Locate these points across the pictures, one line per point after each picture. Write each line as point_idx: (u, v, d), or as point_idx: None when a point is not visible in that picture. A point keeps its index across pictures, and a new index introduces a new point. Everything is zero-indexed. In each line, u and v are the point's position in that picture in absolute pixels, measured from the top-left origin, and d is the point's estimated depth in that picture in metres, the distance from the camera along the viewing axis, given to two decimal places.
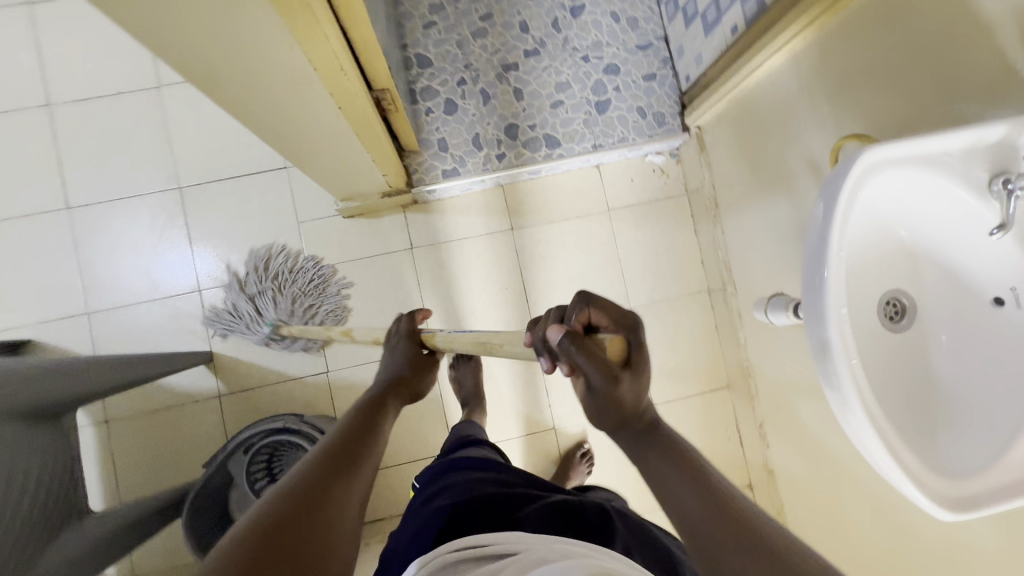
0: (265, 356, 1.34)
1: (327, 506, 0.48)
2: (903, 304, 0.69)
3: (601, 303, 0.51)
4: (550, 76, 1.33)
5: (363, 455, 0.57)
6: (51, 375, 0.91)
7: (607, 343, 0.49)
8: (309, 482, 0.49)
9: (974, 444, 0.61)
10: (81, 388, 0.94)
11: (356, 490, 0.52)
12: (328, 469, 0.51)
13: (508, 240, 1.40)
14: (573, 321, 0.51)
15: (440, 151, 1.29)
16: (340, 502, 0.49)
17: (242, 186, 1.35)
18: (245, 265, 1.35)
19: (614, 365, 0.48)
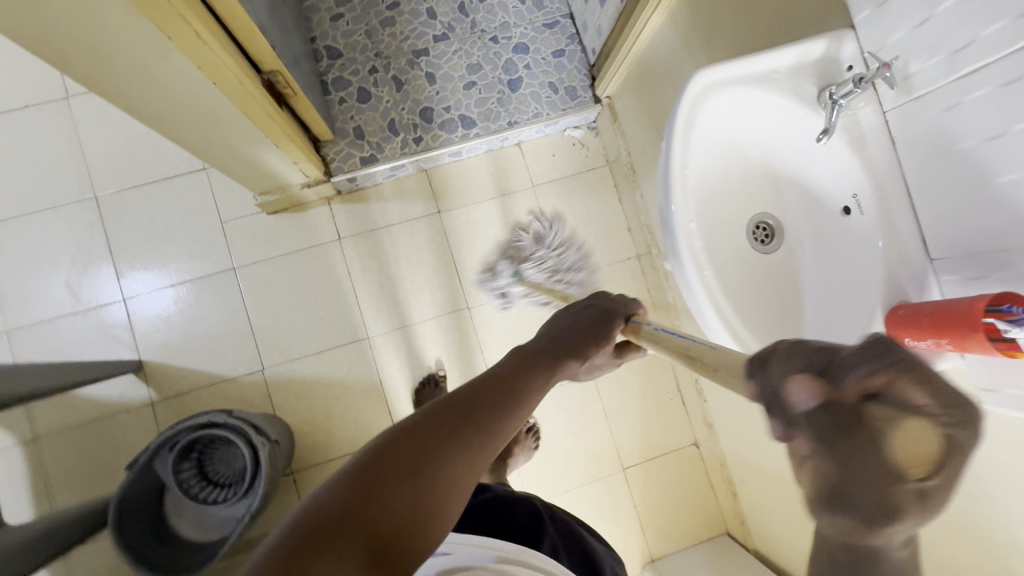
0: (197, 359, 1.32)
1: (396, 495, 0.35)
2: (770, 227, 0.71)
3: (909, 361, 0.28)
4: (460, 59, 1.36)
5: (474, 441, 0.39)
6: None
7: (889, 432, 0.26)
8: (418, 436, 0.38)
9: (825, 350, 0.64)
10: None
11: (449, 483, 0.37)
12: (419, 450, 0.37)
13: (435, 223, 1.41)
14: (850, 385, 0.28)
15: (356, 139, 1.31)
16: (419, 495, 0.36)
17: (160, 190, 1.34)
18: (169, 269, 1.34)
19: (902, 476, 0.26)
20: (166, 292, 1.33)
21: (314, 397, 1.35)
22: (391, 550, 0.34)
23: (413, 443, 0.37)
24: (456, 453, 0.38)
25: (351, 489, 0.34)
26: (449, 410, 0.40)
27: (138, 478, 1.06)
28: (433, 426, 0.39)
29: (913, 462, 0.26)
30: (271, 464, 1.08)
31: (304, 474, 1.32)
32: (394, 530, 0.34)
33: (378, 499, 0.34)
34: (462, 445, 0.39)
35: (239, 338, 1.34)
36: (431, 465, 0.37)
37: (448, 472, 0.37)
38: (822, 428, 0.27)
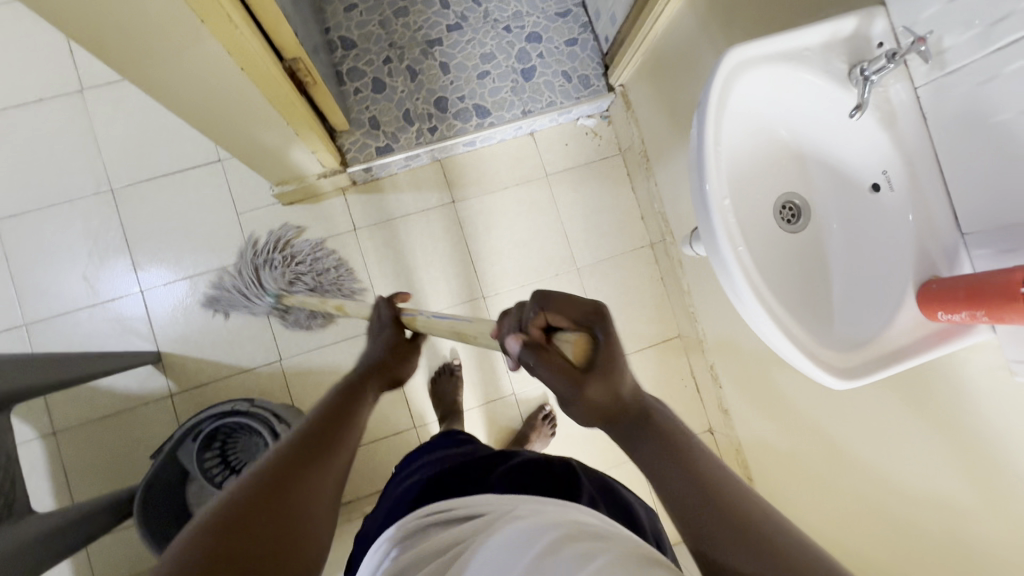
0: (215, 350, 1.33)
1: (258, 526, 0.43)
2: (797, 205, 0.71)
3: (553, 302, 0.50)
4: (474, 49, 1.36)
5: (316, 462, 0.51)
6: None
7: (568, 343, 0.49)
8: (277, 466, 0.48)
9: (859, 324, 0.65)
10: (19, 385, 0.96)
11: (301, 503, 0.47)
12: (272, 487, 0.47)
13: (450, 213, 1.41)
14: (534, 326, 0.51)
15: (372, 129, 1.31)
16: (281, 515, 0.45)
17: (176, 183, 1.34)
18: (186, 261, 1.34)
19: (570, 367, 0.48)
20: (182, 284, 1.34)
21: (332, 387, 1.35)
22: (262, 566, 0.42)
23: (269, 482, 0.47)
24: (305, 476, 0.49)
25: (213, 538, 0.41)
26: (286, 451, 0.51)
27: (163, 467, 1.08)
28: (275, 466, 0.49)
29: (577, 354, 0.48)
30: None
31: None
32: (265, 550, 0.43)
33: (242, 532, 0.43)
34: (306, 473, 0.49)
35: (257, 329, 1.34)
36: (286, 492, 0.47)
37: (299, 496, 0.47)
38: (530, 356, 0.49)
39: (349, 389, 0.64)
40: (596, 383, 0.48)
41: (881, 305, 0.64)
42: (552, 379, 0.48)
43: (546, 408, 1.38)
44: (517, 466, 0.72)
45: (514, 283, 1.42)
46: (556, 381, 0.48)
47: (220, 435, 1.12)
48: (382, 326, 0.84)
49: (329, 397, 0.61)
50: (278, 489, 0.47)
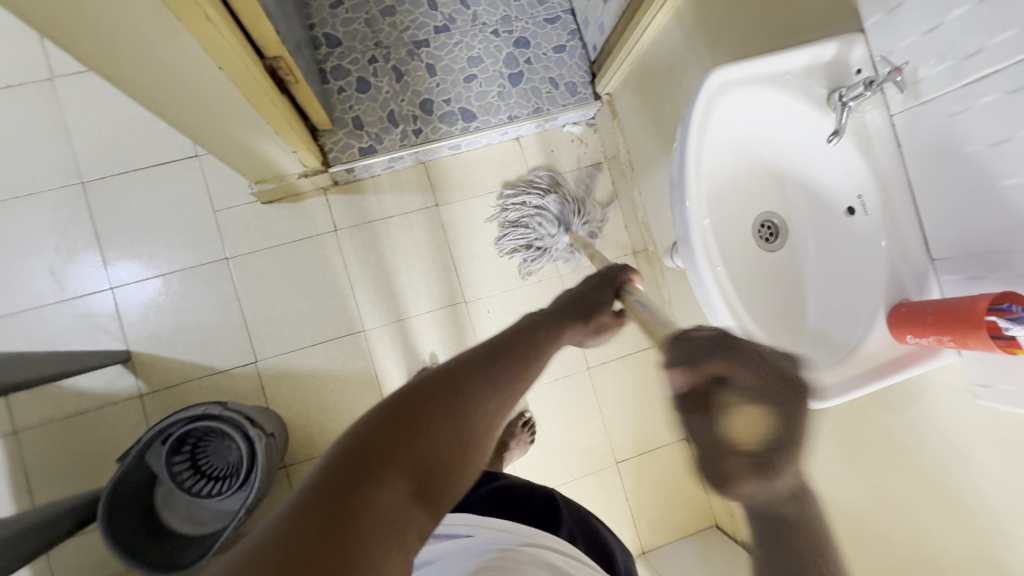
0: (188, 350, 1.30)
1: (443, 427, 0.39)
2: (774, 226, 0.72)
3: (748, 362, 0.42)
4: (461, 51, 1.35)
5: (499, 386, 0.45)
6: None
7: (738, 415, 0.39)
8: (439, 399, 0.41)
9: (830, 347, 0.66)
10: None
11: (482, 421, 0.42)
12: (460, 392, 0.42)
13: (433, 216, 1.40)
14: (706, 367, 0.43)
15: (355, 129, 1.29)
16: (461, 428, 0.40)
17: (151, 177, 1.30)
18: (160, 258, 1.30)
19: (745, 442, 0.38)
20: (155, 281, 1.30)
21: (308, 390, 1.33)
22: (438, 468, 0.38)
23: (459, 388, 0.42)
24: (488, 399, 0.44)
25: (394, 423, 0.38)
26: (478, 363, 0.45)
27: (130, 472, 1.05)
28: (463, 373, 0.44)
29: (747, 439, 0.38)
30: (267, 459, 1.07)
31: (296, 467, 1.31)
32: (441, 457, 0.38)
33: (427, 429, 0.39)
34: (495, 394, 0.44)
35: (232, 329, 1.31)
36: (472, 406, 0.42)
37: (482, 414, 0.42)
38: (689, 396, 0.42)
39: (537, 331, 0.56)
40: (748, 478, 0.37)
41: (851, 328, 0.65)
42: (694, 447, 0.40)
43: (526, 416, 1.37)
44: (502, 492, 0.76)
45: (496, 288, 1.42)
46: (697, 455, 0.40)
47: (191, 440, 1.10)
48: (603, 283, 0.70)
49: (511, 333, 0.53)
50: (426, 429, 0.39)
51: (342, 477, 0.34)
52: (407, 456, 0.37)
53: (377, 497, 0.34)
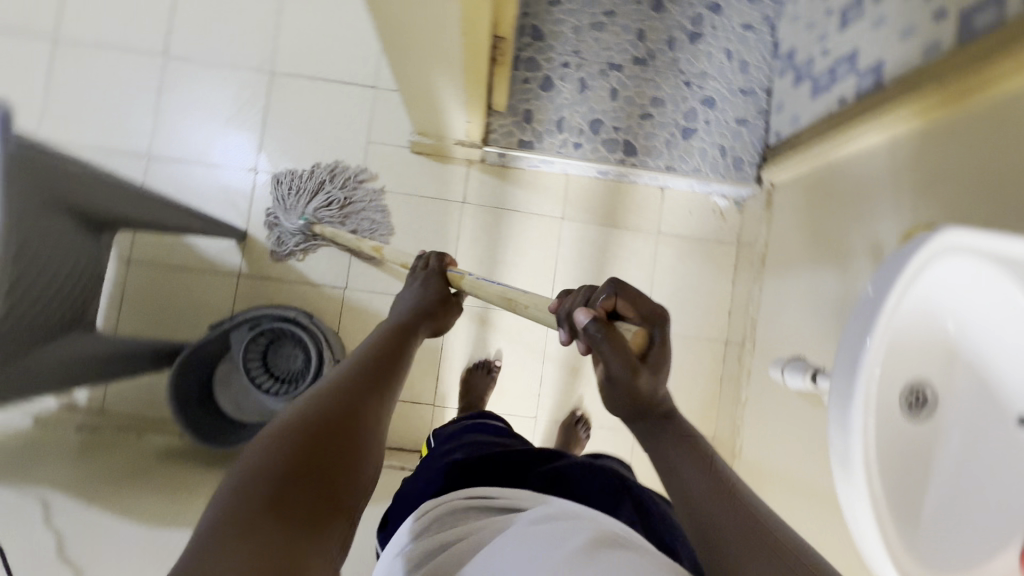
0: (294, 253, 1.37)
1: (339, 435, 0.40)
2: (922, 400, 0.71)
3: (623, 292, 0.56)
4: (648, 89, 1.35)
5: (373, 394, 0.46)
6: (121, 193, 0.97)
7: (630, 331, 0.54)
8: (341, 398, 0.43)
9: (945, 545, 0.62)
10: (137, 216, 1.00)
11: (374, 422, 0.44)
12: (351, 405, 0.43)
13: (554, 226, 1.42)
14: (598, 305, 0.57)
15: (523, 121, 1.32)
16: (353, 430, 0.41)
17: (329, 90, 1.38)
18: (305, 163, 1.38)
19: (635, 357, 0.52)
20: (293, 181, 1.38)
21: None
22: (349, 455, 0.39)
23: (343, 404, 0.43)
24: (371, 400, 0.45)
25: (296, 449, 0.38)
26: (343, 384, 0.46)
27: (212, 340, 1.12)
28: (335, 391, 0.44)
29: (636, 347, 0.54)
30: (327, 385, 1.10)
31: None
32: (344, 455, 0.39)
33: (307, 436, 0.39)
34: (367, 400, 0.45)
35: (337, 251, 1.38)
36: (355, 411, 0.43)
37: (369, 414, 0.44)
38: (592, 329, 0.54)
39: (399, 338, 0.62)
40: (645, 376, 0.52)
41: (979, 539, 0.61)
42: (615, 374, 0.52)
43: (580, 413, 1.38)
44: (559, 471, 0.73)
45: None
46: (612, 362, 0.52)
47: (271, 334, 1.15)
48: (428, 276, 0.94)
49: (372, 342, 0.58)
50: (342, 424, 0.41)
51: (255, 511, 0.33)
52: (321, 461, 0.37)
53: (290, 506, 0.35)
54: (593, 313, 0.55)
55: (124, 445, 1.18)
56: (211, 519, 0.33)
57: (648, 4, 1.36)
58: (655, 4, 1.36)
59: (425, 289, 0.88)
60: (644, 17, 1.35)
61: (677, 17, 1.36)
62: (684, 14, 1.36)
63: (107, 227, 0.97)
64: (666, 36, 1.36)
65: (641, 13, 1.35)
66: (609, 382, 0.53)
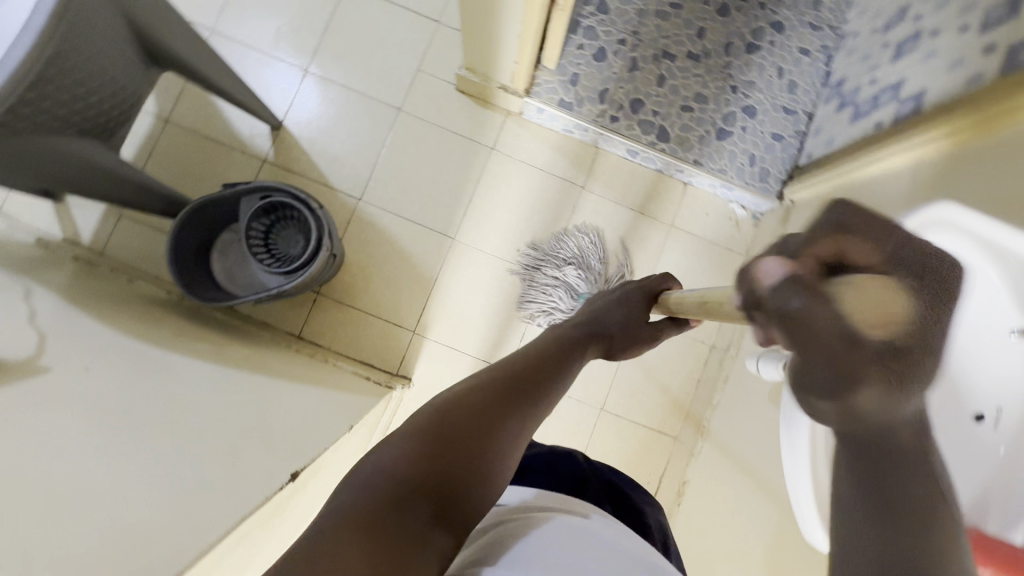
0: (321, 155, 1.41)
1: (473, 438, 0.57)
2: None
3: (849, 242, 0.43)
4: (694, 83, 1.38)
5: (528, 401, 0.65)
6: (182, 32, 1.01)
7: (858, 293, 0.38)
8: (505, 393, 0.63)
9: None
10: (190, 60, 1.04)
11: (506, 435, 0.60)
12: (490, 411, 0.60)
13: (573, 194, 1.44)
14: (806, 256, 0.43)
15: (569, 83, 1.35)
16: (489, 433, 0.59)
17: (394, 13, 1.43)
18: (354, 75, 1.43)
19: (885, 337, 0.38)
20: (339, 89, 1.43)
21: (378, 250, 1.40)
22: (483, 462, 0.57)
23: (485, 409, 0.60)
24: (511, 416, 0.62)
25: (446, 440, 0.56)
26: (490, 394, 0.62)
27: (222, 203, 1.14)
28: (488, 401, 0.61)
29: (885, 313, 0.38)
30: (320, 270, 1.14)
31: (325, 299, 1.38)
32: (480, 458, 0.57)
33: (459, 431, 0.57)
34: (510, 418, 0.62)
35: (362, 163, 1.41)
36: (494, 420, 0.60)
37: (507, 428, 0.61)
38: (799, 293, 0.39)
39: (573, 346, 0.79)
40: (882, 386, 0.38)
41: None
42: (817, 339, 0.38)
43: None
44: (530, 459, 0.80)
45: None
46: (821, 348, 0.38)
47: (278, 213, 1.18)
48: (631, 296, 0.90)
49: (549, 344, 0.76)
50: (500, 417, 0.61)
51: (416, 469, 0.53)
52: (460, 453, 0.56)
53: (436, 480, 0.53)
54: (791, 265, 0.41)
55: (113, 283, 1.21)
56: (392, 461, 0.53)
57: (714, 6, 1.39)
58: (721, 7, 1.39)
59: (619, 303, 0.89)
60: (707, 17, 1.39)
61: (739, 24, 1.39)
62: (746, 24, 1.40)
63: (158, 59, 1.01)
64: (724, 40, 1.39)
65: (705, 12, 1.39)
66: (799, 354, 0.41)
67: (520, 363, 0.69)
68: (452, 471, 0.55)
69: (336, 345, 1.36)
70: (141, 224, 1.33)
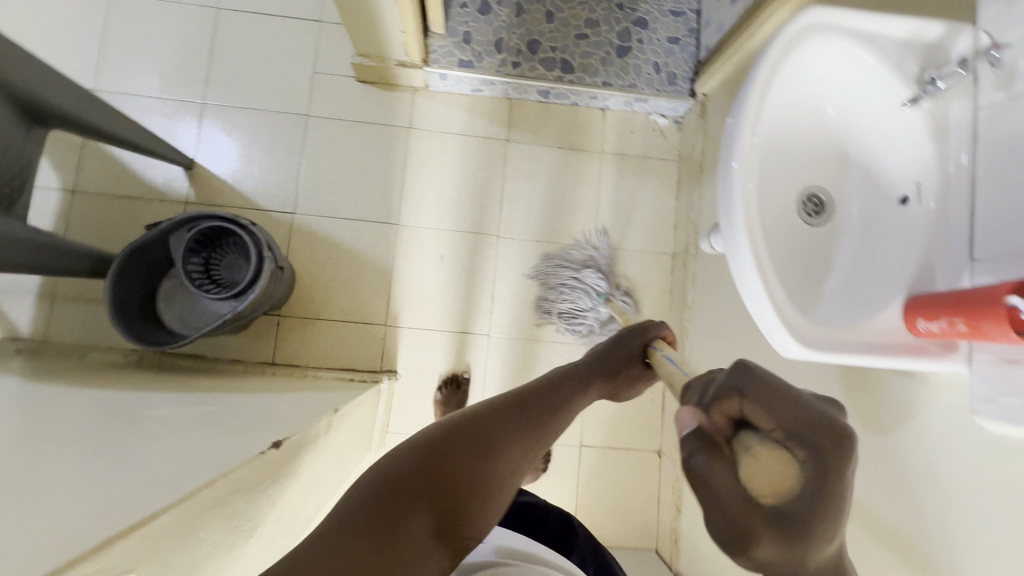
0: (242, 182, 1.39)
1: (463, 472, 0.44)
2: (829, 209, 0.71)
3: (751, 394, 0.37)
4: (582, 10, 1.40)
5: (513, 448, 0.49)
6: (65, 90, 0.98)
7: (755, 461, 0.34)
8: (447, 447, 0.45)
9: (826, 316, 0.65)
10: (79, 115, 1.02)
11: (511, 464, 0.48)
12: (488, 447, 0.47)
13: (499, 149, 1.45)
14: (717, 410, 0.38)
15: (462, 43, 1.36)
16: (482, 476, 0.45)
17: (274, 24, 1.42)
18: (253, 95, 1.41)
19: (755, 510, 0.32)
20: (239, 113, 1.41)
21: (327, 257, 1.39)
22: (459, 511, 0.43)
23: (490, 443, 0.47)
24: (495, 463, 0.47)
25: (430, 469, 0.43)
26: (512, 407, 0.53)
27: (151, 247, 1.12)
28: (527, 403, 0.54)
29: (770, 491, 0.33)
30: (268, 286, 1.12)
31: (288, 319, 1.36)
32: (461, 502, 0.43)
33: (453, 471, 0.44)
34: (532, 434, 0.52)
35: (286, 178, 1.40)
36: (492, 458, 0.47)
37: (501, 464, 0.47)
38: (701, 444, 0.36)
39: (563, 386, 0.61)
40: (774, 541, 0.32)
41: (863, 304, 0.64)
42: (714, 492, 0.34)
43: None
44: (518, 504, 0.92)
45: (530, 236, 1.44)
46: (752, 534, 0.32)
47: (212, 243, 1.16)
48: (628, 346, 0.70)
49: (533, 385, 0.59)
50: (440, 490, 0.43)
51: (382, 500, 0.41)
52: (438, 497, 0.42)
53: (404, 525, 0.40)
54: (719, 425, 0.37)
55: (65, 362, 1.16)
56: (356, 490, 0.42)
57: None
58: None
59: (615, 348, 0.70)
60: None
61: None
62: None
63: (42, 120, 0.98)
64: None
65: None
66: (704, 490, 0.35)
67: (547, 390, 0.58)
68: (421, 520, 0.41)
69: (312, 361, 1.35)
70: (79, 300, 1.29)
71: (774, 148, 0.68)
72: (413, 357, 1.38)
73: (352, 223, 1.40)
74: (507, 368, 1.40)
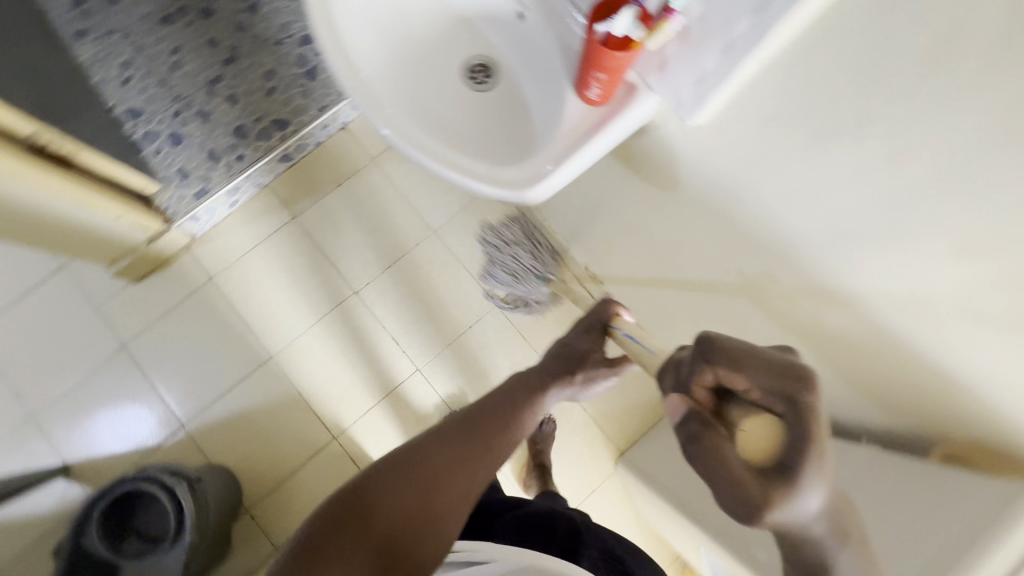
0: (119, 442, 1.33)
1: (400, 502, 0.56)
2: (489, 68, 0.74)
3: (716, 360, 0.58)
4: (252, 71, 1.39)
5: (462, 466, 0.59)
6: None
7: (747, 430, 0.52)
8: (401, 466, 0.58)
9: (542, 143, 0.67)
10: None
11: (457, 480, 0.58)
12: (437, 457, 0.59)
13: (295, 229, 1.43)
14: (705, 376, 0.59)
15: (183, 180, 1.35)
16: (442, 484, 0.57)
17: (29, 302, 1.35)
18: (65, 370, 1.34)
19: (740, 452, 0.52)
20: (67, 393, 1.34)
21: (244, 432, 1.35)
22: (420, 514, 0.56)
23: (433, 474, 0.58)
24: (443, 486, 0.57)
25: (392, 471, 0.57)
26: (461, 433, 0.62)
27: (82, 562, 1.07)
28: (478, 421, 0.63)
29: (755, 452, 0.50)
30: (199, 507, 1.09)
31: (258, 505, 1.32)
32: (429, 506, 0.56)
33: (381, 501, 0.55)
34: (478, 464, 0.60)
35: (153, 406, 1.35)
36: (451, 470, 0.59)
37: (460, 477, 0.59)
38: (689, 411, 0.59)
39: (521, 400, 0.68)
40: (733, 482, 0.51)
41: (556, 115, 0.66)
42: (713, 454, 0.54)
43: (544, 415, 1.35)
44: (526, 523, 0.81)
45: (381, 269, 1.43)
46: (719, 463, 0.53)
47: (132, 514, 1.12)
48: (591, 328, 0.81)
49: (497, 399, 0.67)
50: (392, 508, 0.55)
51: (329, 536, 0.53)
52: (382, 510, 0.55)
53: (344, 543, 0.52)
54: (683, 401, 0.59)
55: None
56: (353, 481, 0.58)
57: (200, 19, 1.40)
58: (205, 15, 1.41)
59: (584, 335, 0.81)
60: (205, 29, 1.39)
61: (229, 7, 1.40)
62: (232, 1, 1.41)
63: None
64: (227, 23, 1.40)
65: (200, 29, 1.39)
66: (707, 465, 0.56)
67: (492, 398, 0.67)
68: (368, 540, 0.53)
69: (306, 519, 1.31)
70: None
71: (400, 68, 0.71)
72: (381, 442, 1.36)
73: (237, 388, 1.37)
74: (457, 379, 1.40)
